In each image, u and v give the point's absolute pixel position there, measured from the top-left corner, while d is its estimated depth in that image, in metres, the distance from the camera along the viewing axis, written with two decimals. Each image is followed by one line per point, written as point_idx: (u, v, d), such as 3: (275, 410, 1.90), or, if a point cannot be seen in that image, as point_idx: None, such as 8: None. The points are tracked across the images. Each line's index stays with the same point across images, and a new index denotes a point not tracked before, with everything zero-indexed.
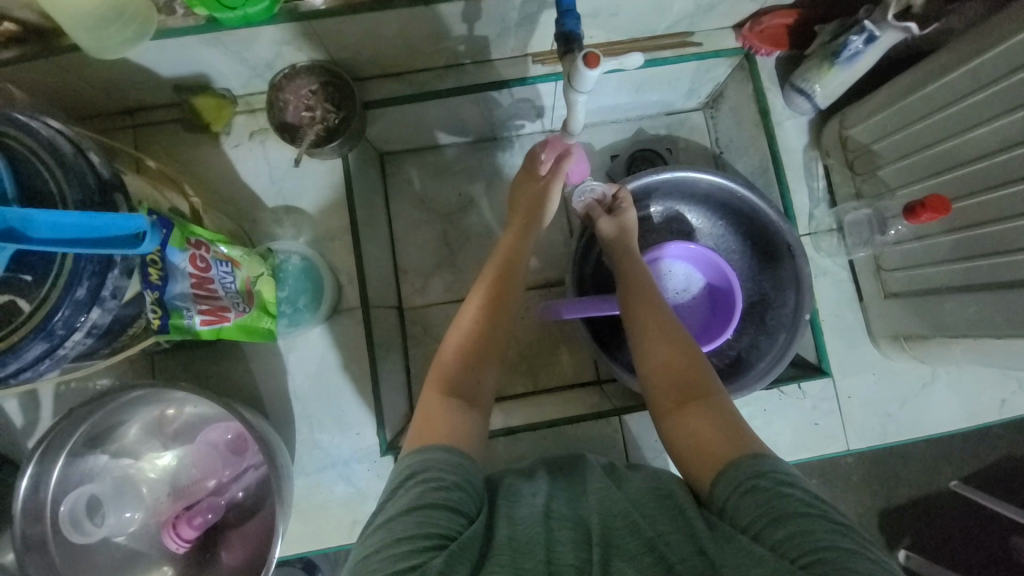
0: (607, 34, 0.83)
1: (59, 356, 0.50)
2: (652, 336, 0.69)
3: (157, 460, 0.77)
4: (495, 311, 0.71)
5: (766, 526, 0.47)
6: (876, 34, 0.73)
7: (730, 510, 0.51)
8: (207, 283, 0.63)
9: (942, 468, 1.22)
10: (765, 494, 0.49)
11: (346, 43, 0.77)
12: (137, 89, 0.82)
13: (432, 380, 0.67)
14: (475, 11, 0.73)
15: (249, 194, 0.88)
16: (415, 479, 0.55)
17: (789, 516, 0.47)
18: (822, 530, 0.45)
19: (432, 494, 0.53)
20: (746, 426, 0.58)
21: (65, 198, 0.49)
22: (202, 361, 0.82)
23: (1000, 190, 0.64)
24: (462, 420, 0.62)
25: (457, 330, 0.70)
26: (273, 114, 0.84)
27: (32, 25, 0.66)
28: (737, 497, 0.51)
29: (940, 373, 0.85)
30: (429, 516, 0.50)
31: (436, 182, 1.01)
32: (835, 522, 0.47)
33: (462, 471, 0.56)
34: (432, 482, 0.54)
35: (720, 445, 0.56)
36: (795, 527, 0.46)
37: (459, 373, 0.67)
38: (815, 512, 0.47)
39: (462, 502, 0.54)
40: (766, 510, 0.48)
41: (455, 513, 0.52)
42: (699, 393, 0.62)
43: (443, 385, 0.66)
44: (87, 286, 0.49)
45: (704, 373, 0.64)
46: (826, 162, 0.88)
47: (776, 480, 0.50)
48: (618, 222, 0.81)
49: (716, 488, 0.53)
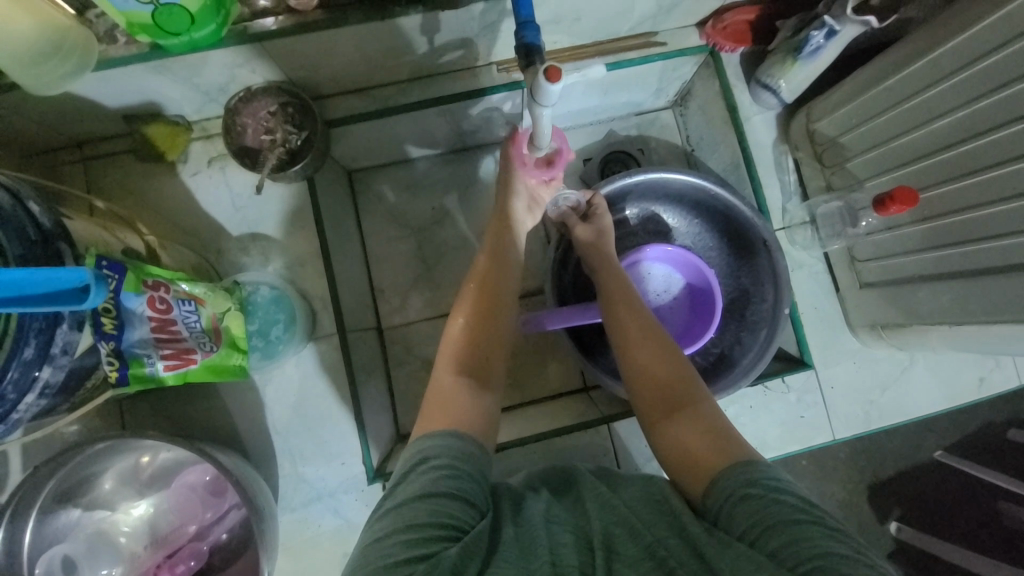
0: (571, 38, 0.82)
1: (14, 419, 0.48)
2: (636, 344, 0.67)
3: (132, 511, 0.74)
4: (496, 288, 0.70)
5: (759, 535, 0.46)
6: (837, 28, 0.73)
7: (724, 519, 0.50)
8: (169, 325, 0.59)
9: (925, 441, 1.25)
10: (758, 501, 0.48)
11: (302, 63, 0.75)
12: (84, 122, 0.78)
13: (443, 360, 0.65)
14: (434, 23, 0.71)
15: (212, 223, 0.84)
16: (428, 465, 0.53)
17: (782, 524, 0.46)
18: (816, 536, 0.44)
19: (445, 482, 0.51)
20: (734, 433, 0.58)
21: (3, 253, 0.46)
22: (174, 401, 0.79)
23: (967, 179, 0.64)
24: (473, 400, 0.61)
25: (460, 310, 0.68)
26: (231, 138, 0.81)
27: None
28: (730, 505, 0.50)
29: (918, 357, 0.86)
30: (442, 506, 0.49)
31: (407, 197, 0.99)
32: (830, 527, 0.46)
33: (473, 460, 0.55)
34: (446, 470, 0.52)
35: (710, 456, 0.55)
36: (791, 534, 0.45)
37: (469, 351, 0.65)
38: (809, 519, 0.46)
39: (474, 492, 0.52)
40: (760, 517, 0.47)
41: (467, 504, 0.51)
42: (687, 401, 0.61)
43: (457, 365, 0.64)
44: (35, 344, 0.46)
45: (687, 379, 0.63)
46: (796, 156, 0.88)
47: (767, 487, 0.50)
48: (596, 229, 0.80)
49: (708, 500, 0.52)
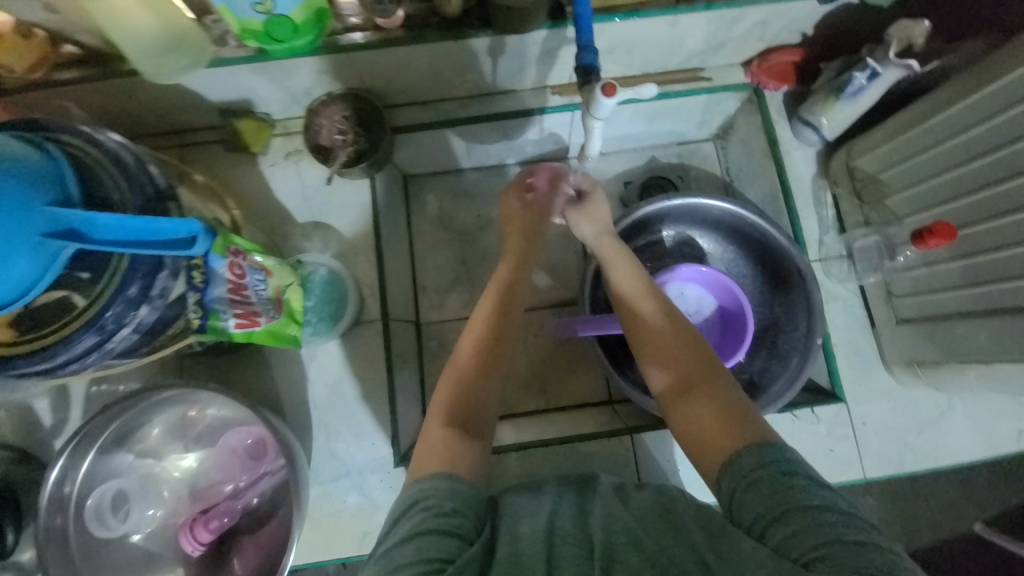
0: (622, 68, 0.88)
1: (105, 349, 0.54)
2: (642, 321, 0.67)
3: (179, 462, 0.79)
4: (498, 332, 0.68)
5: (770, 524, 0.48)
6: (879, 71, 0.77)
7: (736, 507, 0.51)
8: (242, 289, 0.66)
9: (966, 508, 1.18)
10: (770, 486, 0.49)
11: (379, 74, 0.84)
12: (186, 112, 0.88)
13: (439, 406, 0.63)
14: (500, 46, 0.79)
15: (281, 210, 0.93)
16: (417, 505, 0.53)
17: (794, 511, 0.47)
18: (827, 522, 0.46)
19: (433, 521, 0.52)
20: (746, 406, 0.57)
21: (125, 203, 0.54)
22: (226, 367, 0.85)
23: (1002, 219, 0.66)
24: (466, 445, 0.60)
25: (458, 358, 0.67)
26: (308, 136, 0.89)
27: (94, 48, 0.76)
28: (742, 489, 0.50)
29: (957, 401, 0.84)
30: (429, 542, 0.50)
31: (456, 204, 1.06)
32: (841, 511, 0.47)
33: (462, 496, 0.55)
34: (433, 510, 0.53)
35: (724, 436, 0.55)
36: (800, 522, 0.46)
37: (460, 406, 0.63)
38: (821, 505, 0.47)
39: (463, 525, 0.52)
40: (772, 505, 0.48)
41: (455, 537, 0.51)
42: (696, 377, 0.60)
43: (452, 411, 0.63)
44: (139, 285, 0.53)
45: (701, 358, 0.62)
46: (835, 191, 0.91)
47: (781, 471, 0.50)
48: (590, 216, 0.76)
49: (719, 485, 0.53)
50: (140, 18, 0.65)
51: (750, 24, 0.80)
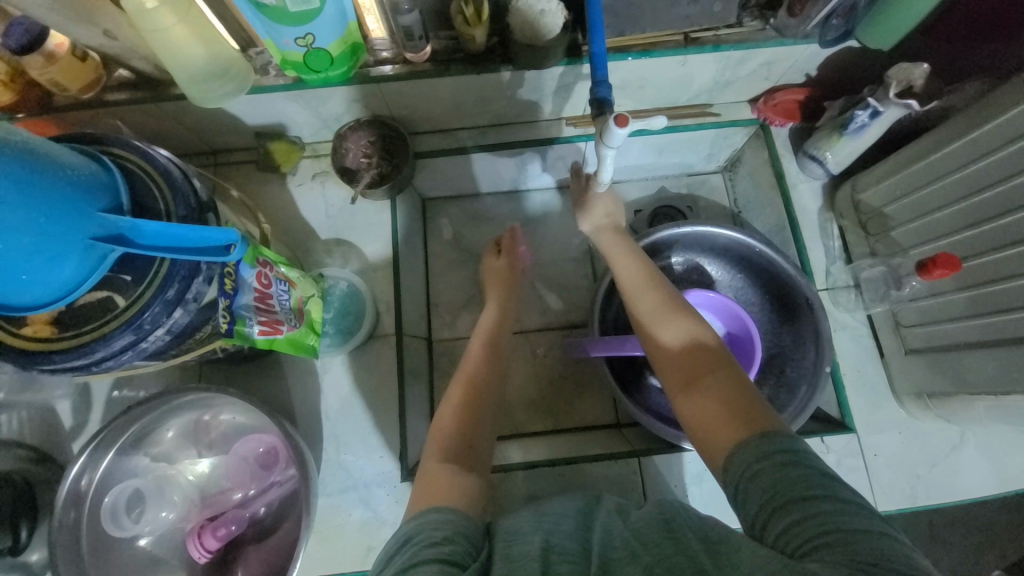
0: (634, 102, 0.93)
1: (139, 348, 0.57)
2: (652, 318, 0.69)
3: (195, 466, 0.81)
4: (478, 378, 0.75)
5: (771, 516, 0.47)
6: (880, 109, 0.81)
7: (740, 498, 0.50)
8: (268, 298, 0.70)
9: (987, 556, 1.13)
10: (770, 475, 0.48)
11: (405, 103, 0.90)
12: (223, 134, 0.95)
13: (432, 449, 0.67)
14: (520, 80, 0.85)
15: (305, 226, 0.98)
16: (411, 539, 0.52)
17: (796, 501, 0.46)
18: (827, 512, 0.45)
19: (423, 552, 0.50)
20: (756, 398, 0.56)
21: (171, 212, 0.58)
22: (243, 375, 0.88)
23: (1008, 250, 0.67)
24: (460, 477, 0.62)
25: (446, 407, 0.72)
26: (335, 158, 0.95)
27: (145, 73, 0.82)
28: (745, 480, 0.50)
29: (969, 435, 0.84)
30: (422, 571, 0.47)
31: (471, 227, 1.10)
32: (843, 500, 0.46)
33: (453, 525, 0.53)
34: (425, 542, 0.51)
35: (730, 425, 0.55)
36: (799, 514, 0.45)
37: (459, 439, 0.67)
38: (824, 494, 0.46)
39: (457, 553, 0.50)
40: (771, 497, 0.47)
41: (449, 564, 0.48)
42: (705, 371, 0.61)
43: (443, 451, 0.66)
44: (176, 288, 0.57)
45: (709, 353, 0.63)
46: (841, 223, 0.93)
47: (783, 460, 0.49)
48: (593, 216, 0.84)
49: (726, 477, 0.52)
50: (191, 47, 0.70)
51: (757, 64, 0.85)
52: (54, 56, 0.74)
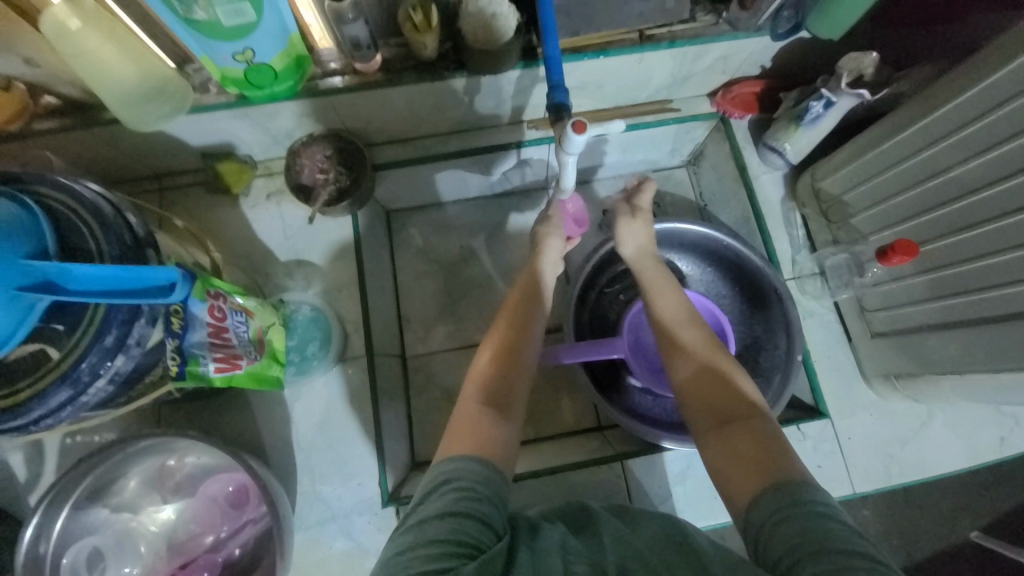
0: (594, 102, 0.92)
1: (80, 402, 0.53)
2: (683, 356, 0.67)
3: (156, 514, 0.76)
4: (511, 325, 0.69)
5: (797, 561, 0.45)
6: (833, 100, 0.82)
7: (764, 542, 0.49)
8: (223, 332, 0.66)
9: (959, 521, 1.18)
10: (801, 524, 0.47)
11: (359, 115, 0.86)
12: (167, 157, 0.89)
13: (470, 388, 0.64)
14: (476, 85, 0.82)
15: (264, 249, 0.93)
16: (449, 484, 0.52)
17: (826, 551, 0.44)
18: (859, 569, 0.43)
19: (464, 504, 0.50)
20: (786, 446, 0.56)
21: (103, 253, 0.54)
22: (208, 411, 0.83)
23: (967, 233, 0.69)
24: (495, 430, 0.59)
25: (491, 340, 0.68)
26: (289, 176, 0.91)
27: (74, 98, 0.76)
28: (772, 525, 0.49)
29: (936, 412, 0.86)
30: (462, 524, 0.48)
31: (438, 236, 1.07)
32: (874, 560, 0.44)
33: (493, 484, 0.53)
34: (466, 491, 0.51)
35: (761, 469, 0.54)
36: (830, 565, 0.43)
37: (500, 380, 0.64)
38: (857, 550, 0.44)
39: (493, 515, 0.51)
40: (802, 545, 0.46)
41: (486, 525, 0.49)
42: (737, 414, 0.60)
43: (481, 393, 0.62)
44: (116, 333, 0.53)
45: (740, 393, 0.62)
46: (803, 212, 0.95)
47: (815, 512, 0.48)
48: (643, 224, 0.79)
49: (751, 517, 0.51)
50: (126, 70, 0.66)
51: (713, 59, 0.85)
52: None
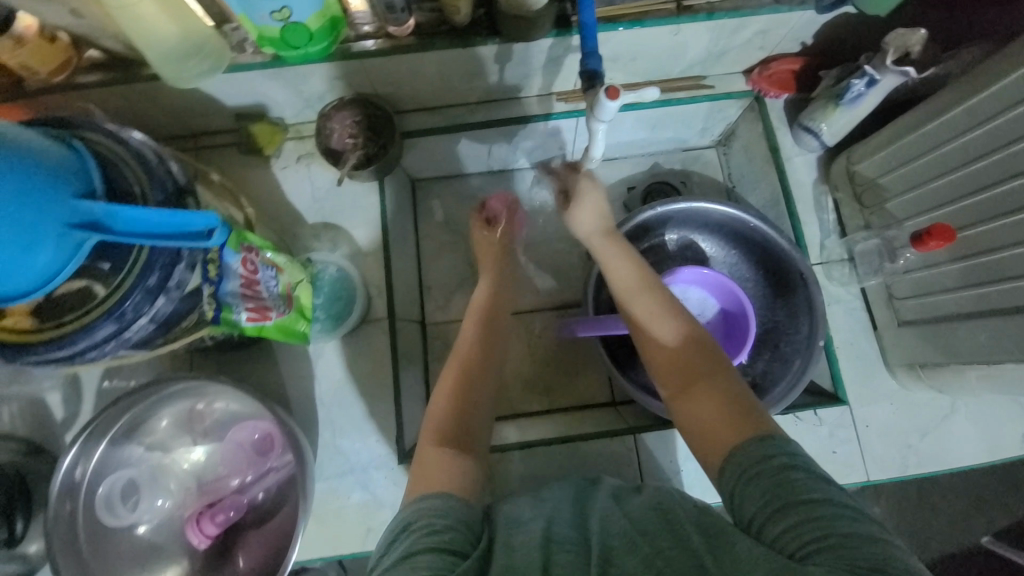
0: (626, 75, 0.91)
1: (123, 338, 0.56)
2: (650, 319, 0.67)
3: (189, 455, 0.81)
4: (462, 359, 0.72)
5: (768, 518, 0.48)
6: (877, 77, 0.79)
7: (736, 499, 0.51)
8: (255, 284, 0.68)
9: (974, 522, 1.16)
10: (773, 478, 0.49)
11: (390, 80, 0.87)
12: (203, 116, 0.91)
13: (428, 435, 0.65)
14: (508, 53, 0.82)
15: (293, 211, 0.95)
16: (409, 527, 0.52)
17: (793, 503, 0.47)
18: (826, 516, 0.46)
19: (423, 540, 0.50)
20: (753, 403, 0.57)
21: (147, 198, 0.56)
22: (236, 363, 0.87)
23: (1002, 220, 0.66)
24: (457, 462, 0.61)
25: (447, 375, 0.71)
26: (320, 139, 0.92)
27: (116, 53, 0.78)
28: (744, 482, 0.51)
29: (959, 405, 0.85)
30: (422, 560, 0.48)
31: (462, 207, 1.08)
32: (842, 504, 0.47)
33: (453, 512, 0.54)
34: (424, 529, 0.52)
35: (731, 429, 0.55)
36: (800, 515, 0.46)
37: (455, 420, 0.66)
38: (822, 496, 0.47)
39: (457, 541, 0.51)
40: (773, 497, 0.48)
41: (450, 552, 0.49)
42: (704, 375, 0.60)
43: (437, 434, 0.64)
44: (157, 275, 0.55)
45: (706, 354, 0.62)
46: (835, 197, 0.92)
47: (781, 465, 0.50)
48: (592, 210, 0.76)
49: (723, 479, 0.53)
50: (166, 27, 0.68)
51: (751, 33, 0.82)
52: (23, 38, 0.71)
